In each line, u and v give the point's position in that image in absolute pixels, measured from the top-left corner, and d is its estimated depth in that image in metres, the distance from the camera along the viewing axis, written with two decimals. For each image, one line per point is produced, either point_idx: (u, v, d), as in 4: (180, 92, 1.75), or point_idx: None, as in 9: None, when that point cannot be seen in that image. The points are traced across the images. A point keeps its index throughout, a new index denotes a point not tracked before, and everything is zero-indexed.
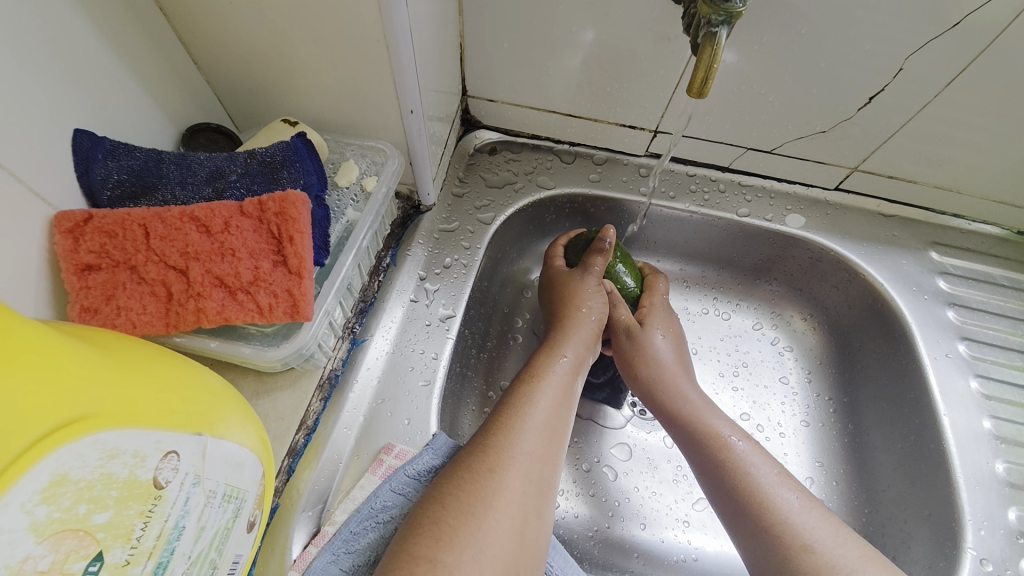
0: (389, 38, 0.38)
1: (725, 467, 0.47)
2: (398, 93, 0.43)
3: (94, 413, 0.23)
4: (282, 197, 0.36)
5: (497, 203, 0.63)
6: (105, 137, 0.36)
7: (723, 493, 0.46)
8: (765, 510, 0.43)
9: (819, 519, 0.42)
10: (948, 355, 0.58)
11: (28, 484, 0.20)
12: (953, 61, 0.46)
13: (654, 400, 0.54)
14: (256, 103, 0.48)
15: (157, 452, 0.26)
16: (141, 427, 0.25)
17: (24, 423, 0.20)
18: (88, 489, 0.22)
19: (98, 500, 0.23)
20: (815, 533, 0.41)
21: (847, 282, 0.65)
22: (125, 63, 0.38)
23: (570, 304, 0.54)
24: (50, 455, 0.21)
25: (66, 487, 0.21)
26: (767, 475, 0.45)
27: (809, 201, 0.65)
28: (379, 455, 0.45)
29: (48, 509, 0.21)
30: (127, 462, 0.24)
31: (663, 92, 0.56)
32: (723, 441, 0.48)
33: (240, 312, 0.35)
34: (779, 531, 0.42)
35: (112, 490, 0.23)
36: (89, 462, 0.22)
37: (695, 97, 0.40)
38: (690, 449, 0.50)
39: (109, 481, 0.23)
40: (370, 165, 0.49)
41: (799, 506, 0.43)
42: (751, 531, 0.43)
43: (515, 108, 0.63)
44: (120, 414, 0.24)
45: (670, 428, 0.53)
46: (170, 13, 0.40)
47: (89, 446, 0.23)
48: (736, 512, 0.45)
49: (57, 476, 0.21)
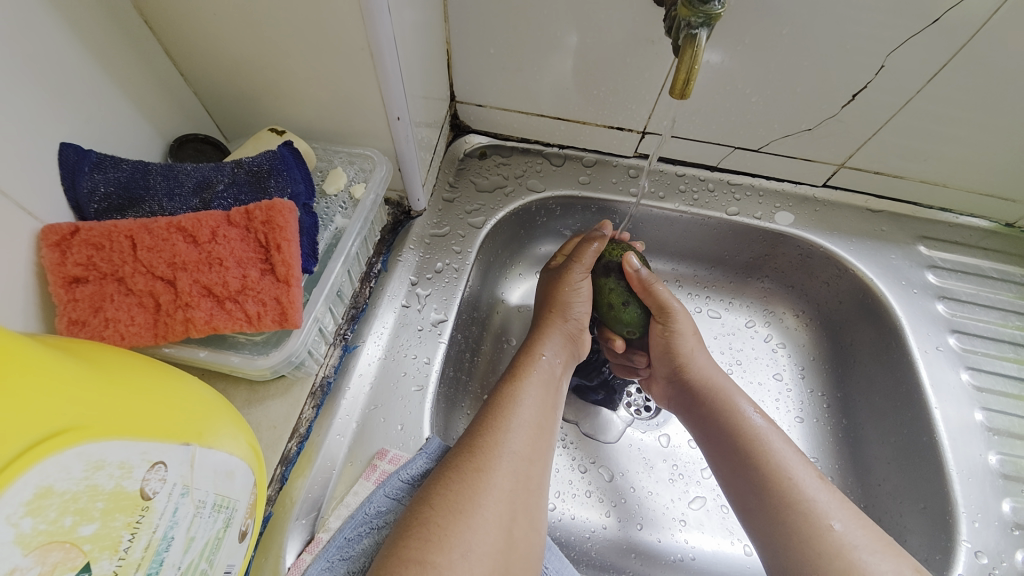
0: (373, 46, 0.39)
1: (744, 445, 0.46)
2: (384, 100, 0.44)
3: (79, 424, 0.23)
4: (269, 206, 0.36)
5: (487, 207, 0.63)
6: (90, 150, 0.37)
7: (740, 472, 0.46)
8: (788, 488, 0.43)
9: (836, 500, 0.42)
10: (938, 348, 0.59)
11: (13, 496, 0.20)
12: (935, 57, 0.47)
13: (678, 379, 0.54)
14: (244, 113, 0.48)
15: (144, 462, 0.26)
16: (127, 438, 0.25)
17: (10, 435, 0.20)
18: (73, 501, 0.22)
19: (83, 512, 0.22)
20: (835, 513, 0.41)
21: (838, 278, 0.65)
22: (110, 78, 0.38)
23: (556, 305, 0.53)
24: (35, 467, 0.21)
25: (52, 499, 0.21)
26: (788, 454, 0.45)
27: (798, 198, 0.66)
28: (373, 461, 0.45)
29: (34, 521, 0.20)
30: (113, 473, 0.24)
31: (649, 94, 0.56)
32: (743, 419, 0.48)
33: (229, 322, 0.35)
34: (799, 510, 0.42)
35: (98, 502, 0.23)
36: (73, 474, 0.22)
37: (678, 97, 0.40)
38: (709, 427, 0.50)
39: (98, 489, 0.23)
40: (358, 172, 0.48)
41: (819, 485, 0.43)
42: (769, 513, 0.43)
43: (504, 112, 0.63)
44: (104, 425, 0.24)
45: (692, 404, 0.52)
46: (155, 27, 0.40)
47: (74, 458, 0.22)
48: (753, 495, 0.44)
49: (43, 488, 0.21)
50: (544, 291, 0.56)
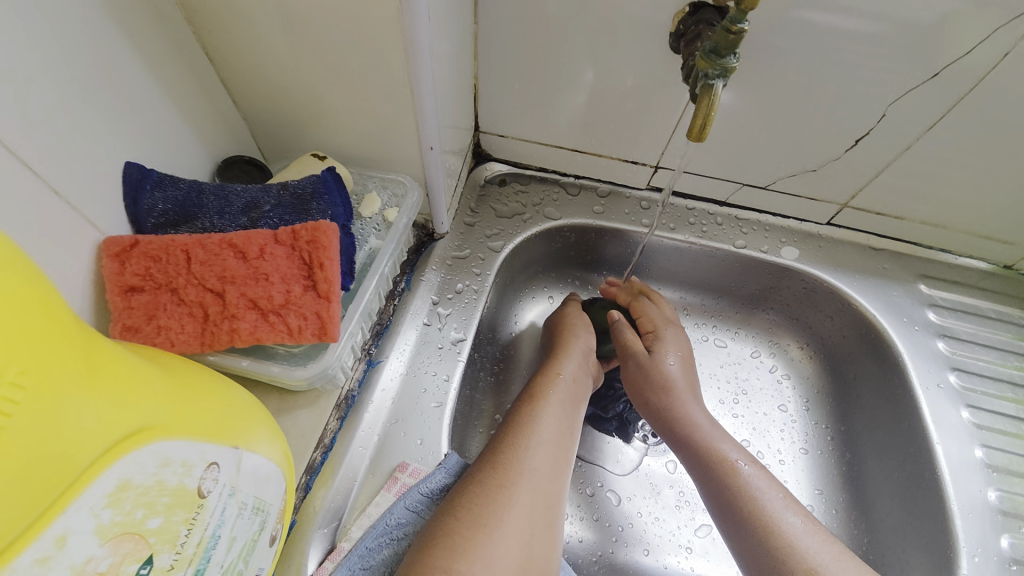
0: (415, 83, 0.42)
1: (729, 491, 0.47)
2: (418, 131, 0.47)
3: (151, 425, 0.25)
4: (314, 227, 0.38)
5: (507, 232, 0.67)
6: (152, 169, 0.40)
7: (728, 514, 0.47)
8: (771, 535, 0.44)
9: (821, 545, 0.43)
10: (940, 385, 0.60)
11: (99, 487, 0.22)
12: (934, 107, 0.51)
13: (662, 423, 0.54)
14: (287, 139, 0.51)
15: (201, 463, 0.27)
16: (190, 439, 0.27)
17: (98, 433, 0.22)
18: (145, 495, 0.24)
19: (152, 506, 0.24)
20: (819, 557, 0.42)
21: (841, 313, 0.67)
22: (172, 102, 0.42)
23: (563, 326, 0.59)
24: (117, 462, 0.23)
25: (128, 493, 0.23)
26: (772, 500, 0.46)
27: (802, 234, 0.69)
28: (394, 473, 0.46)
29: (112, 513, 0.22)
30: (177, 471, 0.26)
31: (663, 131, 0.60)
32: (729, 465, 0.49)
33: (271, 333, 0.37)
34: (783, 556, 0.43)
35: (163, 498, 0.25)
36: (147, 469, 0.24)
37: (694, 140, 0.43)
38: (696, 471, 0.50)
39: (168, 483, 0.25)
40: (391, 196, 0.51)
41: (804, 531, 0.44)
42: (756, 557, 0.44)
43: (525, 143, 0.67)
44: (172, 426, 0.26)
45: (678, 450, 0.53)
46: (215, 58, 0.44)
47: (148, 455, 0.24)
48: (741, 538, 0.45)
49: (122, 482, 0.23)
50: (549, 327, 0.62)
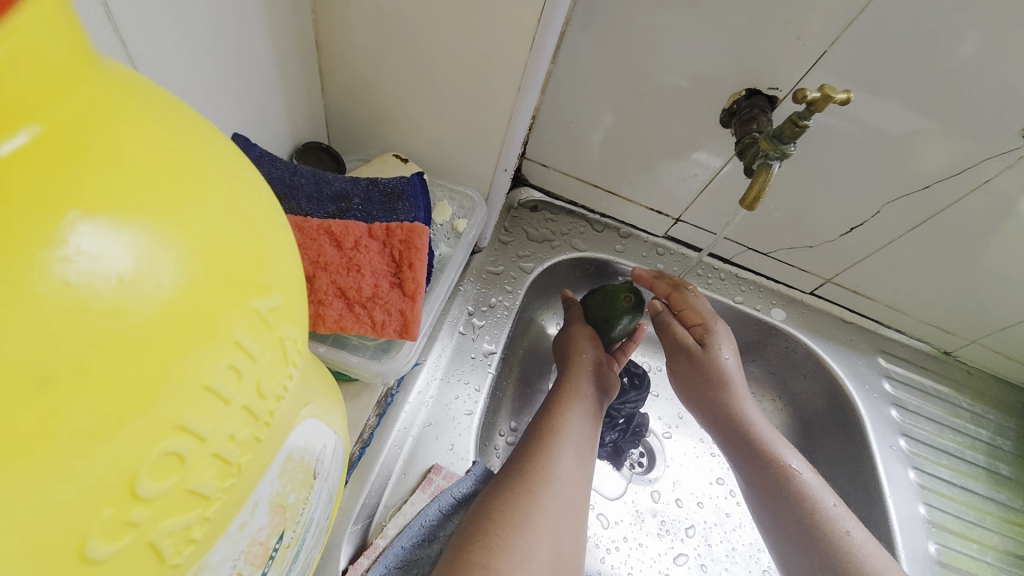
0: (514, 112, 0.46)
1: (794, 495, 0.53)
2: (499, 154, 0.50)
3: (309, 400, 0.26)
4: (409, 228, 0.41)
5: (537, 255, 0.70)
6: (255, 145, 0.41)
7: (790, 516, 0.52)
8: (834, 535, 0.50)
9: (875, 546, 0.50)
10: (891, 447, 0.70)
11: (280, 459, 0.22)
12: (915, 216, 0.60)
13: (728, 428, 0.58)
14: (362, 133, 0.53)
15: (324, 443, 0.28)
16: (323, 419, 0.27)
17: (295, 404, 0.23)
18: (297, 471, 0.24)
19: (298, 482, 0.24)
20: (878, 557, 0.49)
21: (814, 373, 0.76)
22: (270, 83, 0.42)
23: (569, 346, 0.60)
24: (294, 435, 0.23)
25: (292, 466, 0.23)
26: (833, 507, 0.52)
27: (787, 299, 0.78)
28: (428, 475, 0.48)
29: (279, 486, 0.23)
30: (315, 449, 0.26)
31: (691, 191, 0.66)
32: (791, 472, 0.54)
33: (356, 324, 0.37)
34: (848, 554, 0.48)
35: (304, 474, 0.25)
36: (304, 445, 0.25)
37: (745, 208, 0.49)
38: (758, 477, 0.55)
39: (311, 459, 0.26)
40: (459, 208, 0.53)
41: (860, 532, 0.51)
42: (822, 556, 0.49)
43: (563, 175, 0.70)
44: (317, 405, 0.27)
45: (738, 457, 0.57)
46: (323, 49, 0.47)
47: (306, 431, 0.25)
48: (806, 539, 0.51)
49: (291, 455, 0.23)
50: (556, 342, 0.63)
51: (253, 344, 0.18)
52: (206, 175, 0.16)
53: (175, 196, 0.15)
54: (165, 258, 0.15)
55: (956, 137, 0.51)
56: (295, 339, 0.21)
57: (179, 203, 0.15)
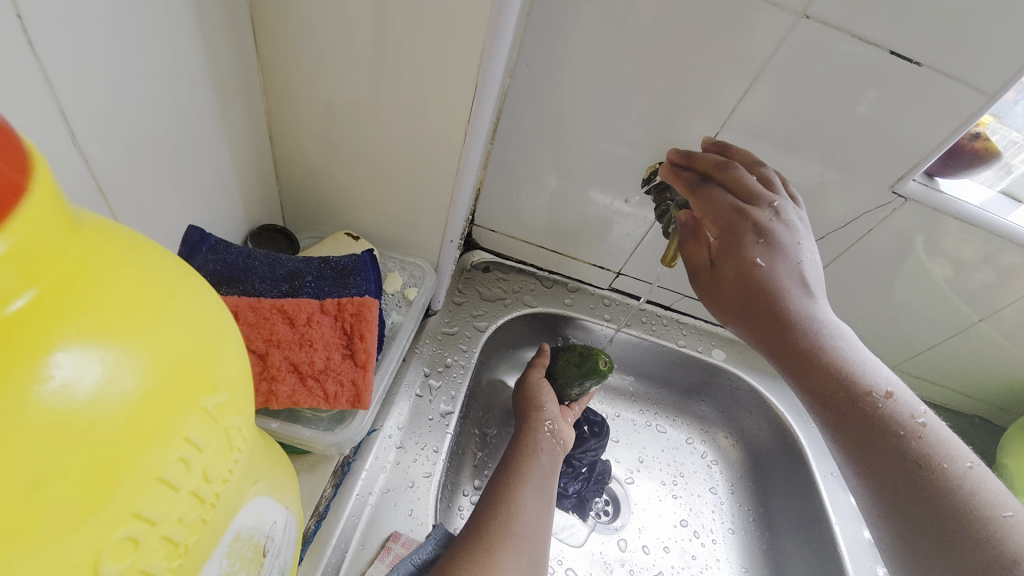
0: (455, 191, 0.51)
1: (861, 404, 0.45)
2: (445, 225, 0.55)
3: (258, 479, 0.27)
4: (360, 302, 0.44)
5: (490, 314, 0.74)
6: (208, 233, 0.43)
7: (867, 437, 0.44)
8: (913, 448, 0.43)
9: (948, 440, 0.44)
10: (832, 473, 0.74)
11: (227, 541, 0.23)
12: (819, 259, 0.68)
13: (782, 344, 0.47)
14: (315, 213, 0.57)
15: (273, 520, 0.29)
16: (272, 497, 0.29)
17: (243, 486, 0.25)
18: (245, 552, 0.25)
19: (247, 562, 0.26)
20: (961, 459, 0.43)
21: (757, 408, 0.81)
22: (225, 174, 0.46)
23: (529, 401, 0.63)
24: (241, 516, 0.25)
25: (239, 546, 0.25)
26: (896, 390, 0.46)
27: (726, 339, 0.84)
28: (387, 544, 0.48)
29: (226, 568, 0.24)
30: (262, 527, 0.27)
31: (627, 245, 0.73)
32: (852, 374, 0.45)
33: (309, 398, 0.39)
34: (934, 468, 0.42)
35: (252, 554, 0.26)
36: (252, 524, 0.26)
37: (666, 265, 0.55)
38: (827, 400, 0.46)
39: (261, 537, 0.27)
40: (410, 277, 0.57)
41: (935, 436, 0.44)
42: (918, 485, 0.42)
43: (511, 239, 0.76)
44: (266, 482, 0.28)
45: (797, 381, 0.47)
46: (276, 140, 0.51)
47: (254, 510, 0.26)
48: (893, 468, 0.43)
49: (238, 535, 0.25)
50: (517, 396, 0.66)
51: (203, 435, 0.20)
52: (170, 300, 0.19)
53: (143, 325, 0.18)
54: (125, 376, 0.17)
55: (846, 187, 0.59)
56: (242, 425, 0.23)
57: (146, 332, 0.18)
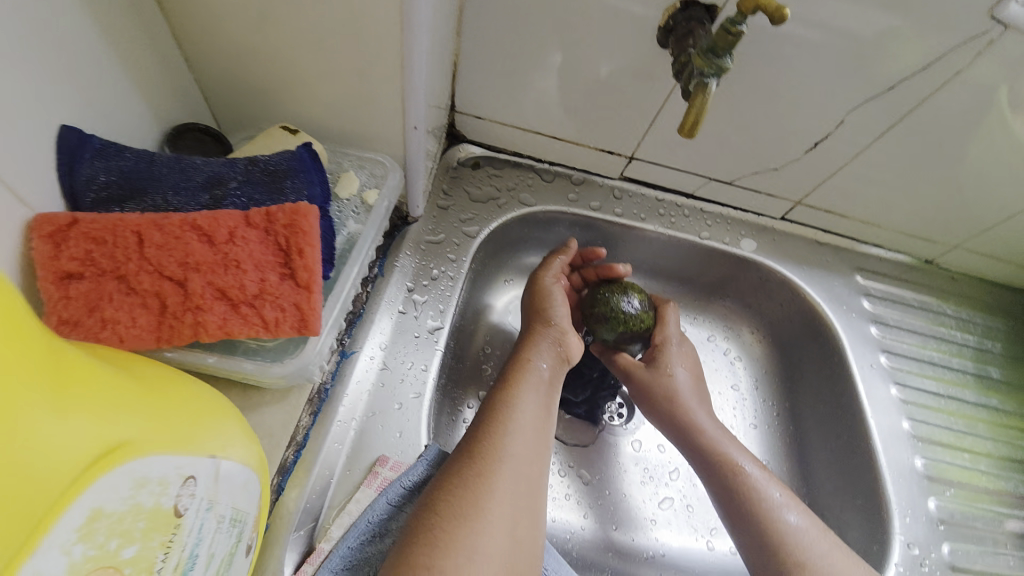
0: (406, 62, 0.39)
1: None
2: (401, 109, 0.43)
3: (125, 442, 0.25)
4: (293, 210, 0.35)
5: (481, 217, 0.65)
6: (93, 135, 0.34)
7: None
8: None
9: None
10: (873, 365, 0.68)
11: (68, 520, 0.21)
12: (885, 119, 0.53)
13: None
14: (247, 107, 0.46)
15: (177, 478, 0.27)
16: (168, 456, 0.27)
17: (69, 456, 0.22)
18: (119, 523, 0.24)
19: (127, 533, 0.24)
20: None
21: (790, 301, 0.73)
22: (108, 58, 0.35)
23: (538, 313, 0.56)
24: (87, 491, 0.22)
25: (99, 522, 0.23)
26: None
27: (757, 228, 0.72)
28: (374, 468, 0.45)
29: (83, 547, 0.22)
30: (154, 490, 0.26)
31: (641, 125, 0.59)
32: None
33: (244, 326, 0.33)
34: None
35: (139, 522, 0.24)
36: (122, 493, 0.24)
37: (684, 136, 0.43)
38: None
39: (149, 501, 0.25)
40: (370, 176, 0.48)
41: None
42: None
43: (502, 126, 0.64)
44: (151, 443, 0.26)
45: None
46: (168, 9, 0.39)
47: (123, 477, 0.24)
48: None
49: (93, 512, 0.22)
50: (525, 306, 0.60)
51: None
52: None
53: None
54: None
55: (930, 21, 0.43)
56: None
57: None
